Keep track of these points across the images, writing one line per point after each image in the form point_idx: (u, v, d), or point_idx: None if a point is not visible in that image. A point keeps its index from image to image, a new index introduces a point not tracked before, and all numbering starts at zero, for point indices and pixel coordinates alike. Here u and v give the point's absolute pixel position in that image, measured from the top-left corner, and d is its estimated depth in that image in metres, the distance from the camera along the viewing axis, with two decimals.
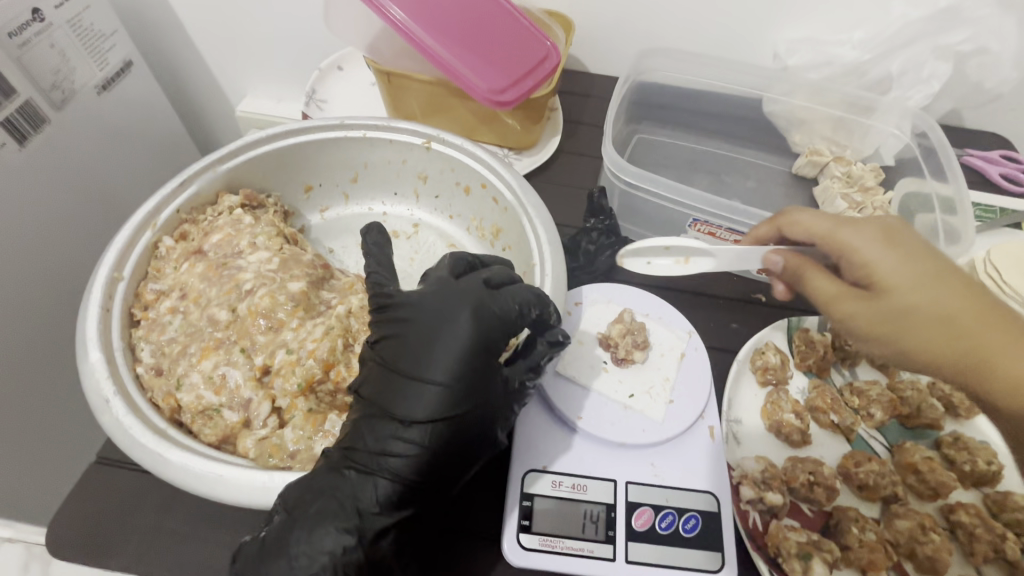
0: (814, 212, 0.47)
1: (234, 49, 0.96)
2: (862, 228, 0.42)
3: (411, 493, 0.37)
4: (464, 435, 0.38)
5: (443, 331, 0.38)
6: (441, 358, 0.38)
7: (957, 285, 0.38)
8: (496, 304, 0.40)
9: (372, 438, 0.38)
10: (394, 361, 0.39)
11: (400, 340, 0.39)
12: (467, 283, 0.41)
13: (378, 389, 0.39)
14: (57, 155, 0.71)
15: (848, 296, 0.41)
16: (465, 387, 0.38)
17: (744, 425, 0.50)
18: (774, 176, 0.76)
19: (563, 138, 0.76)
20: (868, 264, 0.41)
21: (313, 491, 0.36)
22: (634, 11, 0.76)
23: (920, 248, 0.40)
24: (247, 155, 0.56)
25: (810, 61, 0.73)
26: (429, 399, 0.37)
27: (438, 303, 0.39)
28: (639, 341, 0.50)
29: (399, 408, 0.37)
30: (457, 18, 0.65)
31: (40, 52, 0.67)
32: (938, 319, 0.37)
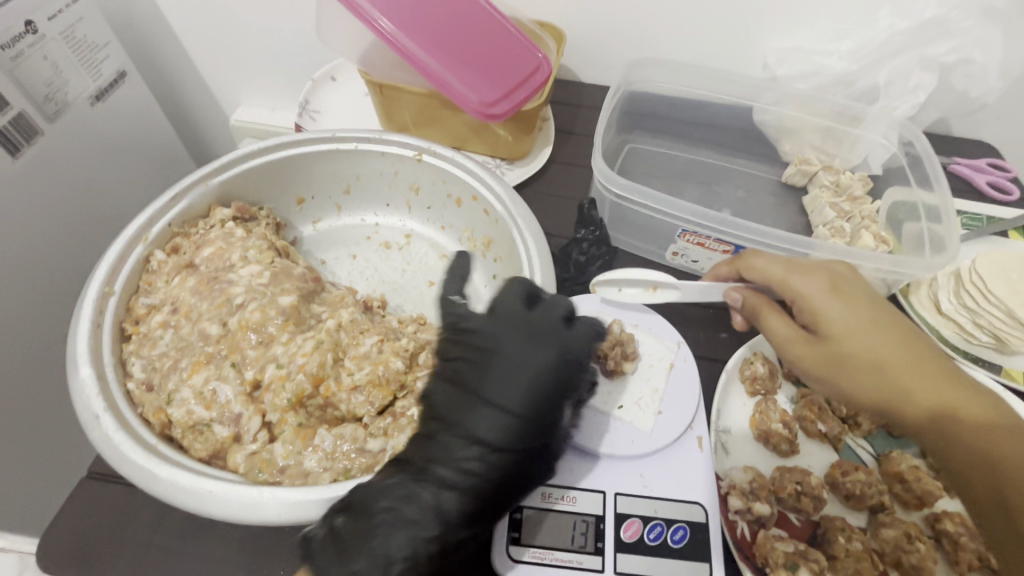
0: (769, 256, 0.49)
1: (228, 59, 0.96)
2: (811, 277, 0.46)
3: (480, 514, 0.39)
4: (532, 460, 0.40)
5: (524, 362, 0.40)
6: (528, 391, 0.40)
7: (889, 330, 0.44)
8: (573, 339, 0.42)
9: (454, 455, 0.39)
10: (470, 384, 0.40)
11: (477, 365, 0.41)
12: (546, 315, 0.43)
13: (455, 409, 0.40)
14: (50, 167, 0.71)
15: (799, 339, 0.45)
16: (540, 416, 0.40)
17: (733, 434, 0.51)
18: (763, 185, 0.77)
19: (554, 148, 0.76)
20: (816, 311, 0.45)
21: (391, 496, 0.38)
22: (624, 22, 0.77)
23: (860, 297, 0.45)
24: (239, 168, 0.56)
25: (799, 72, 0.74)
26: (506, 425, 0.39)
27: (519, 333, 0.42)
28: (629, 352, 0.50)
29: (477, 431, 0.39)
30: (448, 31, 0.65)
31: (33, 63, 0.68)
32: (873, 365, 0.43)
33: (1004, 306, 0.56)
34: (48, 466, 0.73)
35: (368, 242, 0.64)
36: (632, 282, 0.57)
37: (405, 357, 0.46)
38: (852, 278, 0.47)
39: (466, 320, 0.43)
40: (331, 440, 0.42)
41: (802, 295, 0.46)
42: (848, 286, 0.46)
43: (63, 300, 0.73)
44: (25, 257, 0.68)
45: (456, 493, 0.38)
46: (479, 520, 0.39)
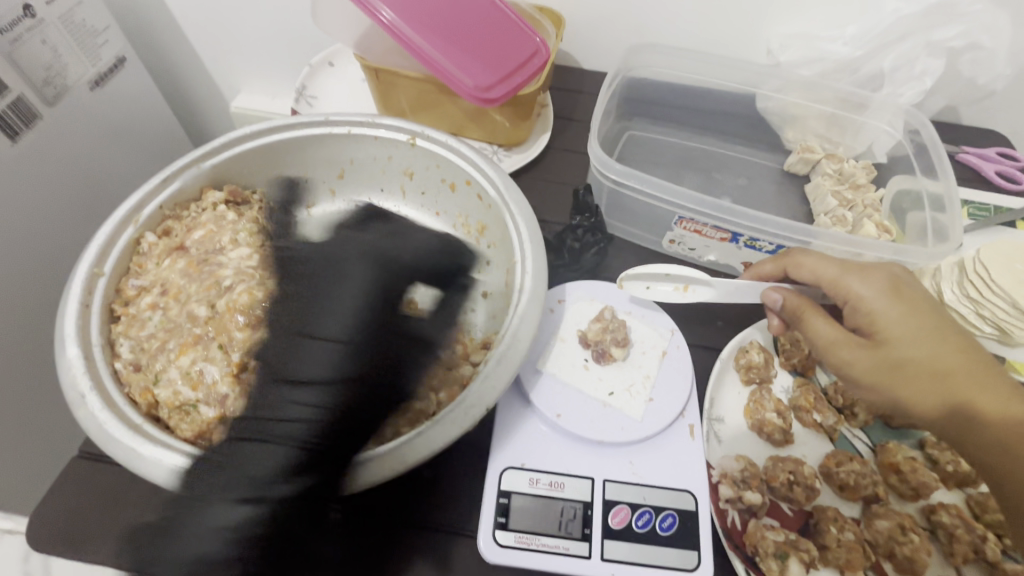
0: (819, 255, 0.50)
1: (227, 45, 0.96)
2: (869, 277, 0.47)
3: (320, 455, 0.39)
4: (357, 387, 0.43)
5: (348, 291, 0.48)
6: (337, 320, 0.46)
7: (945, 337, 0.45)
8: (398, 262, 0.52)
9: (274, 404, 0.42)
10: (292, 329, 0.45)
11: (304, 314, 0.46)
12: (361, 250, 0.52)
13: (293, 355, 0.44)
14: (49, 152, 0.72)
15: (849, 341, 0.46)
16: (364, 342, 0.45)
17: (726, 424, 0.50)
18: (765, 173, 0.75)
19: (553, 135, 0.76)
20: (870, 314, 0.46)
21: (217, 459, 0.40)
22: (625, 8, 0.76)
23: (918, 302, 0.46)
24: (230, 152, 0.56)
25: (802, 57, 0.73)
26: (337, 353, 0.44)
27: (359, 267, 0.50)
28: (619, 338, 0.49)
29: (306, 369, 0.43)
30: (445, 14, 0.65)
31: (32, 48, 0.68)
32: (929, 372, 0.44)
33: (1009, 297, 0.55)
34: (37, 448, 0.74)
35: None
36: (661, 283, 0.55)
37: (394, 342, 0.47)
38: (912, 283, 0.48)
39: (280, 275, 0.48)
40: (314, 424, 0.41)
41: (857, 297, 0.47)
42: (905, 291, 0.47)
43: (56, 282, 0.73)
44: (22, 240, 0.68)
45: (290, 442, 0.40)
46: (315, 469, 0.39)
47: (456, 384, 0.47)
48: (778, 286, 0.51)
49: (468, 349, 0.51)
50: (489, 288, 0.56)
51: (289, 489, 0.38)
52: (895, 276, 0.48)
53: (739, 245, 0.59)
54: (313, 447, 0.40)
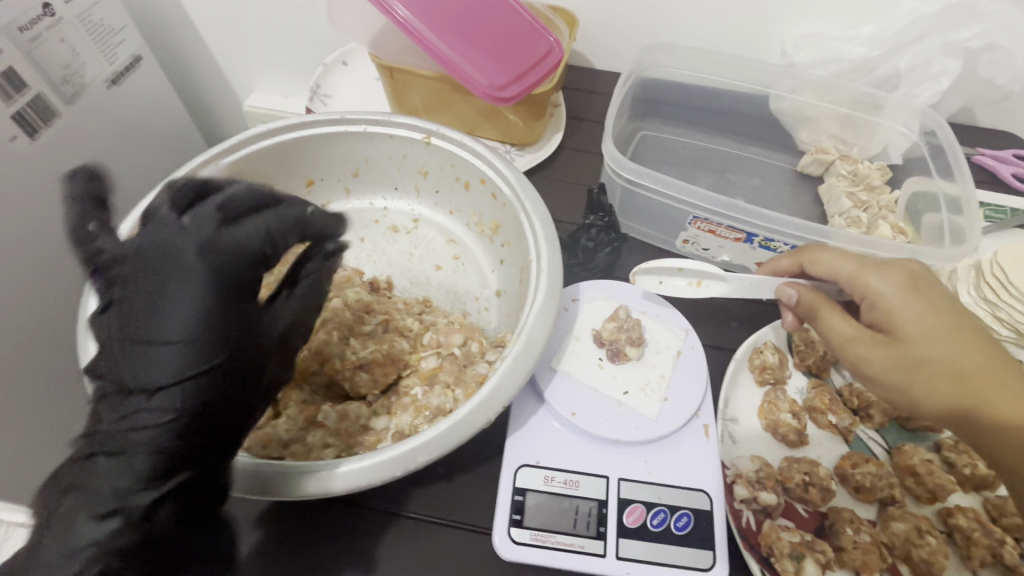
0: (836, 252, 0.50)
1: (241, 44, 0.96)
2: (889, 274, 0.47)
3: (185, 462, 0.34)
4: (218, 384, 0.34)
5: (171, 276, 0.34)
6: (174, 313, 0.34)
7: (964, 336, 0.44)
8: (228, 241, 0.36)
9: (117, 413, 0.33)
10: (126, 328, 0.34)
11: (132, 305, 0.35)
12: (191, 223, 0.36)
13: (121, 366, 0.34)
14: (66, 149, 0.73)
15: (868, 339, 0.45)
16: (212, 333, 0.34)
17: (740, 424, 0.50)
18: (778, 174, 0.75)
19: (566, 134, 0.76)
20: (888, 311, 0.45)
21: (65, 480, 0.33)
22: (639, 8, 0.76)
23: (937, 300, 0.45)
24: (247, 150, 0.56)
25: (816, 58, 0.72)
26: (171, 356, 0.33)
27: (182, 247, 0.35)
28: (634, 338, 0.49)
29: (139, 375, 0.33)
30: (459, 13, 0.65)
31: (51, 46, 0.69)
32: (948, 372, 0.43)
33: None
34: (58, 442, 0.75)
35: (376, 225, 0.64)
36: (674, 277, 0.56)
37: (409, 338, 0.47)
38: (929, 278, 0.47)
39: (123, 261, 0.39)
40: (335, 417, 0.42)
41: (875, 293, 0.46)
42: (923, 288, 0.46)
43: (75, 278, 0.74)
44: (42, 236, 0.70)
45: (138, 454, 0.32)
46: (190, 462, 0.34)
47: (472, 381, 0.43)
48: (795, 282, 0.50)
49: (481, 346, 0.46)
50: (503, 288, 0.58)
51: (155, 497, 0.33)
52: (915, 273, 0.47)
53: (754, 245, 0.59)
54: (175, 452, 0.33)
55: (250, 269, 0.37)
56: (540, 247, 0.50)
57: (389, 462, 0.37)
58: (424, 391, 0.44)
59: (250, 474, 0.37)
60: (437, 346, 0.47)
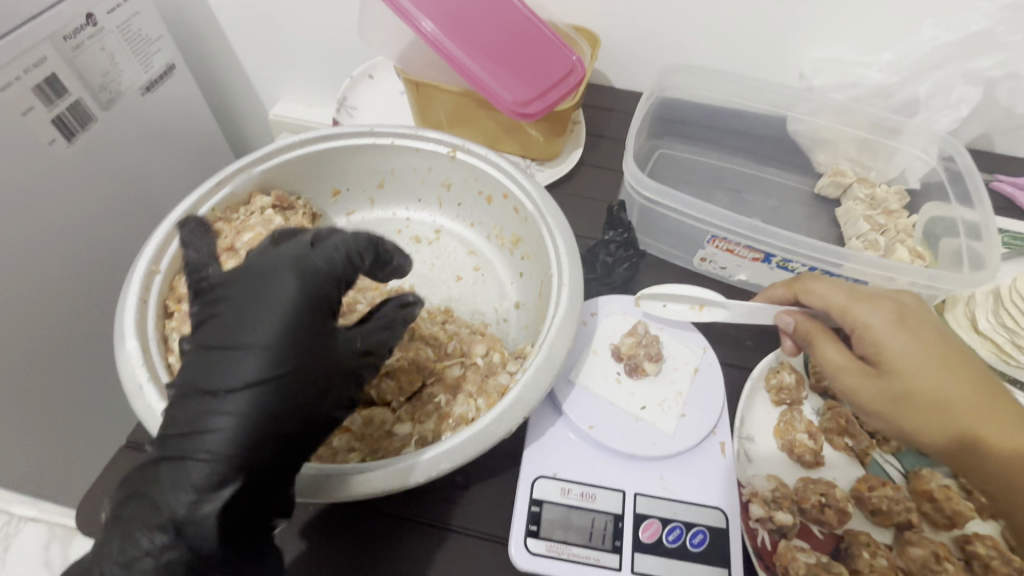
0: (829, 281, 0.50)
1: (270, 55, 1.00)
2: (879, 308, 0.48)
3: (248, 472, 0.35)
4: (287, 400, 0.37)
5: (265, 294, 0.38)
6: (258, 324, 0.37)
7: (951, 366, 0.47)
8: (317, 258, 0.40)
9: (189, 419, 0.36)
10: (213, 337, 0.37)
11: (222, 319, 0.38)
12: (286, 245, 0.40)
13: (202, 372, 0.37)
14: (99, 153, 0.76)
15: (859, 370, 0.47)
16: (292, 343, 0.37)
17: (757, 443, 0.50)
18: (794, 195, 0.76)
19: (585, 151, 0.77)
20: (880, 343, 0.47)
21: (138, 482, 0.35)
22: (661, 30, 0.77)
23: (925, 333, 0.47)
24: (278, 158, 0.58)
25: (836, 82, 0.74)
26: (256, 362, 0.36)
27: (274, 263, 0.39)
28: (653, 353, 0.50)
29: (213, 381, 0.36)
30: (485, 30, 0.66)
31: (91, 54, 0.73)
32: (933, 404, 0.46)
33: None
34: (62, 433, 0.77)
35: (399, 235, 0.65)
36: (678, 299, 0.55)
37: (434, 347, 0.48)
38: (919, 310, 0.49)
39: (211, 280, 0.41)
40: (361, 422, 0.43)
41: (866, 327, 0.48)
42: (912, 321, 0.48)
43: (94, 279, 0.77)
44: (64, 236, 0.72)
45: (199, 460, 0.34)
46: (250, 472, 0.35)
47: (494, 392, 0.44)
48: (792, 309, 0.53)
49: (502, 357, 0.47)
50: (522, 299, 0.59)
51: (207, 512, 0.34)
52: (903, 305, 0.49)
53: (772, 265, 0.60)
54: (226, 464, 0.35)
55: (329, 286, 0.40)
56: (560, 254, 0.51)
57: (411, 469, 0.38)
58: (447, 399, 0.44)
59: (309, 477, 0.39)
60: (460, 356, 0.47)
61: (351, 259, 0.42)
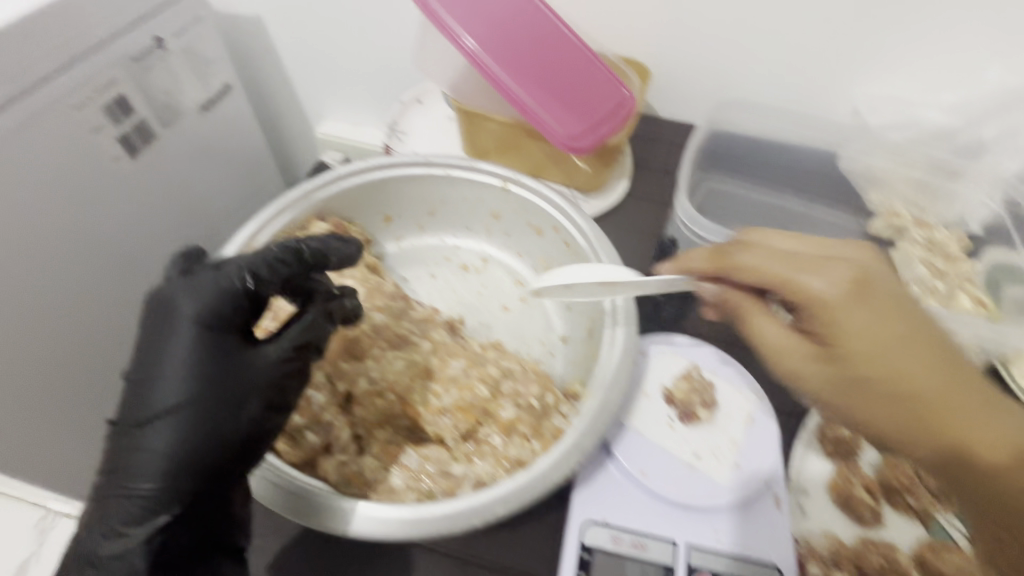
0: (763, 249, 0.39)
1: (321, 78, 1.03)
2: (831, 278, 0.36)
3: (175, 492, 0.39)
4: (200, 425, 0.39)
5: (170, 327, 0.41)
6: (168, 357, 0.40)
7: (922, 355, 0.34)
8: (212, 282, 0.41)
9: (121, 450, 0.40)
10: (136, 372, 0.41)
11: (140, 354, 0.41)
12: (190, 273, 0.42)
13: (129, 406, 0.40)
14: (157, 168, 0.79)
15: (800, 352, 0.38)
16: (199, 370, 0.40)
17: (812, 496, 0.49)
18: (846, 235, 0.74)
19: (630, 182, 0.77)
20: (829, 319, 0.35)
21: (91, 506, 0.41)
22: (712, 64, 0.77)
23: (892, 309, 0.35)
24: (337, 187, 0.59)
25: (892, 121, 0.73)
26: (165, 393, 0.39)
27: (171, 293, 0.41)
28: (706, 400, 0.50)
29: (137, 414, 0.40)
30: (539, 61, 0.66)
31: (158, 75, 0.76)
32: (900, 397, 0.34)
33: None
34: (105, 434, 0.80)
35: (447, 263, 0.66)
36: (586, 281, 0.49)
37: (490, 385, 0.46)
38: (883, 277, 0.36)
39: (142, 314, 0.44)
40: (417, 460, 0.44)
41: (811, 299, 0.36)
42: (875, 291, 0.35)
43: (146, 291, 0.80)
44: (118, 248, 0.75)
45: (131, 488, 0.39)
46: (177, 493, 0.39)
47: (549, 435, 0.44)
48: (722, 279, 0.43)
49: (556, 398, 0.47)
50: (568, 333, 0.59)
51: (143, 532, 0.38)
52: (865, 273, 0.36)
53: None
54: (152, 490, 0.39)
55: (227, 307, 0.41)
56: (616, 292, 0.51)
57: (469, 512, 0.37)
58: (503, 441, 0.43)
59: (288, 496, 0.40)
60: (515, 396, 0.46)
61: (256, 276, 0.42)
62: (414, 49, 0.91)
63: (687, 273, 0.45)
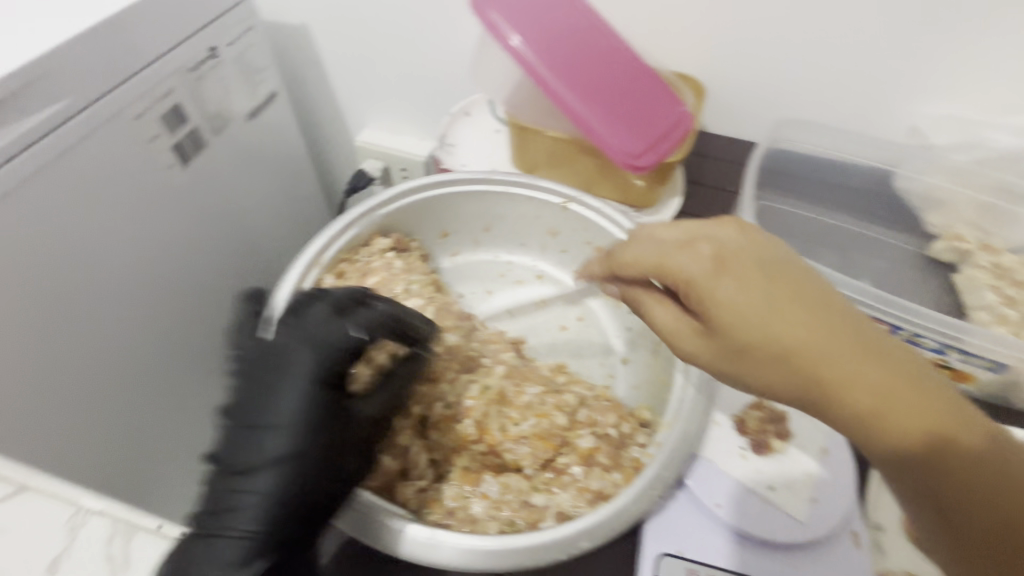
0: (640, 246, 0.44)
1: (363, 87, 1.03)
2: (690, 256, 0.39)
3: (276, 543, 0.38)
4: (311, 474, 0.39)
5: (284, 374, 0.41)
6: (283, 401, 0.40)
7: (793, 309, 0.35)
8: (332, 334, 0.42)
9: (221, 495, 0.39)
10: (242, 414, 0.41)
11: (249, 395, 0.41)
12: (306, 320, 0.43)
13: (234, 449, 0.39)
14: (207, 176, 0.79)
15: (689, 328, 0.40)
16: (310, 420, 0.40)
17: (888, 533, 0.47)
18: (906, 258, 0.73)
19: (682, 199, 0.77)
20: (700, 292, 0.38)
21: (173, 557, 0.37)
22: (767, 82, 0.76)
23: (753, 270, 0.37)
24: (399, 203, 0.60)
25: (958, 143, 0.70)
26: (279, 439, 0.39)
27: (291, 343, 0.42)
28: (782, 431, 0.49)
29: (244, 458, 0.39)
30: (597, 74, 0.65)
31: (211, 84, 0.76)
32: (779, 357, 0.35)
33: None
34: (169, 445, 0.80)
35: (502, 279, 0.68)
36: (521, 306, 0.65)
37: (566, 413, 0.49)
38: (742, 244, 0.39)
39: (242, 354, 0.44)
40: (497, 489, 0.45)
41: (685, 280, 0.39)
42: (734, 259, 0.38)
43: (192, 298, 0.79)
44: (174, 256, 0.75)
45: (231, 537, 0.37)
46: (278, 544, 0.38)
47: (628, 467, 0.46)
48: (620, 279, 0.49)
49: (631, 427, 0.50)
50: (629, 355, 0.60)
51: None
52: (726, 245, 0.39)
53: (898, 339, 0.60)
54: (255, 542, 0.37)
55: (344, 360, 0.42)
56: None
57: (555, 545, 0.38)
58: (583, 471, 0.46)
59: (372, 525, 0.41)
60: (592, 424, 0.49)
61: (370, 333, 0.44)
62: (459, 61, 0.91)
63: (593, 276, 0.51)
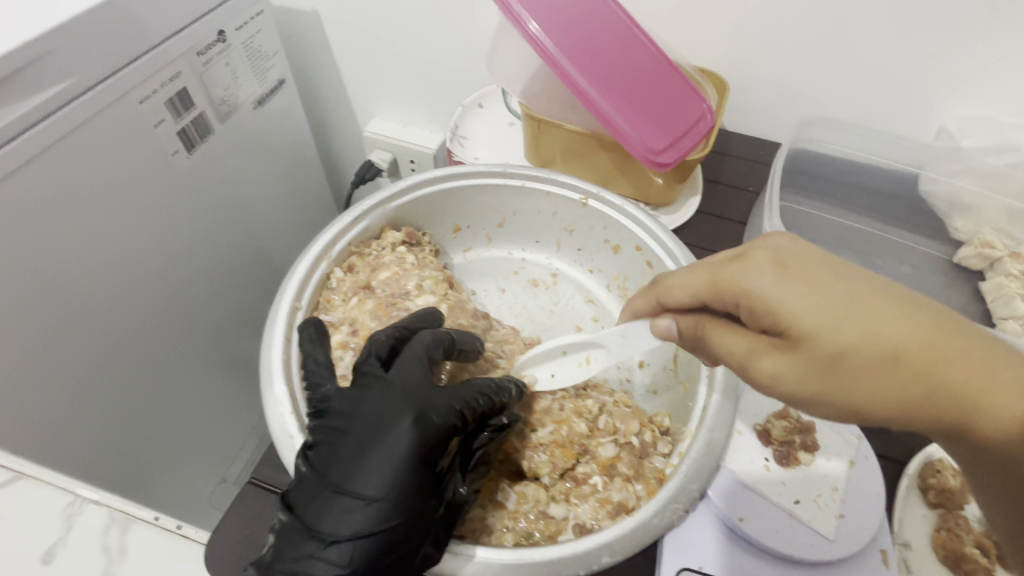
0: (684, 270, 0.42)
1: (372, 74, 1.00)
2: (750, 266, 0.36)
3: None
4: (395, 548, 0.37)
5: (382, 440, 0.38)
6: (373, 471, 0.37)
7: (880, 306, 0.32)
8: (436, 414, 0.40)
9: (292, 553, 0.37)
10: (326, 475, 0.38)
11: (337, 454, 0.39)
12: (405, 380, 0.42)
13: (314, 509, 0.37)
14: (212, 164, 0.77)
15: (761, 347, 0.36)
16: (401, 498, 0.37)
17: (914, 550, 0.48)
18: (930, 263, 0.71)
19: (701, 198, 0.75)
20: (771, 302, 0.34)
21: None
22: (792, 78, 0.73)
23: (816, 271, 0.34)
24: (412, 196, 0.59)
25: (990, 145, 0.67)
26: (368, 512, 0.36)
27: (393, 410, 0.39)
28: (810, 443, 0.48)
29: (328, 525, 0.36)
30: (618, 66, 0.63)
31: (217, 69, 0.74)
32: (880, 360, 0.32)
33: None
34: (173, 438, 0.80)
35: (516, 277, 0.66)
36: (564, 364, 0.54)
37: (587, 420, 0.50)
38: (794, 248, 0.37)
39: (329, 402, 0.42)
40: (515, 498, 0.45)
41: (749, 290, 0.35)
42: (793, 261, 0.35)
43: (193, 289, 0.77)
44: (176, 246, 0.73)
45: None
46: None
47: (651, 478, 0.47)
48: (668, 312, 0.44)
49: (653, 436, 0.50)
50: (646, 359, 0.60)
51: None
52: (780, 251, 0.36)
53: None
54: None
55: (440, 437, 0.40)
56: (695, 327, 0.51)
57: (574, 560, 0.38)
58: (604, 482, 0.46)
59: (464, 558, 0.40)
60: (613, 432, 0.50)
61: (464, 418, 0.42)
62: (472, 50, 0.88)
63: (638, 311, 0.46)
